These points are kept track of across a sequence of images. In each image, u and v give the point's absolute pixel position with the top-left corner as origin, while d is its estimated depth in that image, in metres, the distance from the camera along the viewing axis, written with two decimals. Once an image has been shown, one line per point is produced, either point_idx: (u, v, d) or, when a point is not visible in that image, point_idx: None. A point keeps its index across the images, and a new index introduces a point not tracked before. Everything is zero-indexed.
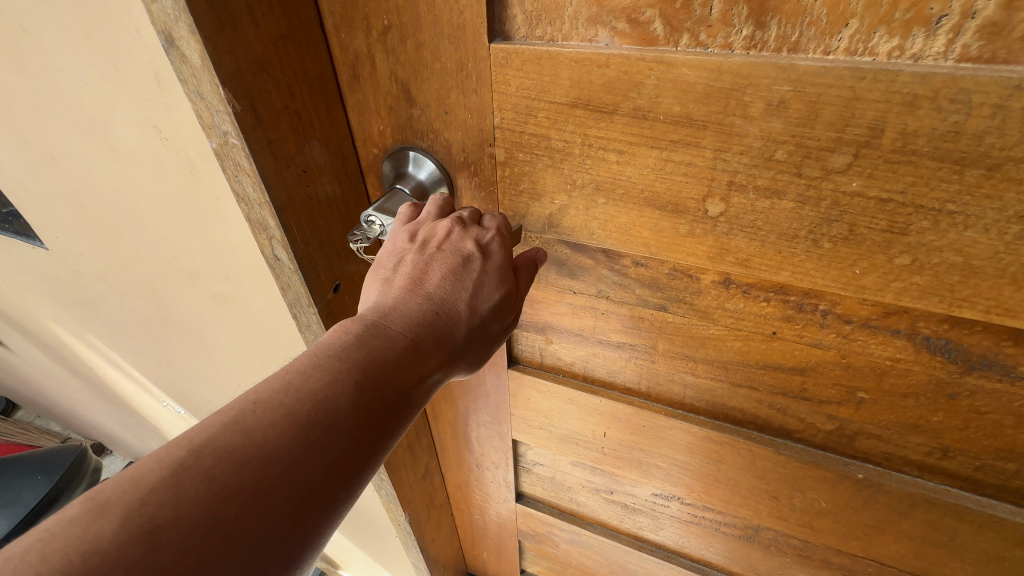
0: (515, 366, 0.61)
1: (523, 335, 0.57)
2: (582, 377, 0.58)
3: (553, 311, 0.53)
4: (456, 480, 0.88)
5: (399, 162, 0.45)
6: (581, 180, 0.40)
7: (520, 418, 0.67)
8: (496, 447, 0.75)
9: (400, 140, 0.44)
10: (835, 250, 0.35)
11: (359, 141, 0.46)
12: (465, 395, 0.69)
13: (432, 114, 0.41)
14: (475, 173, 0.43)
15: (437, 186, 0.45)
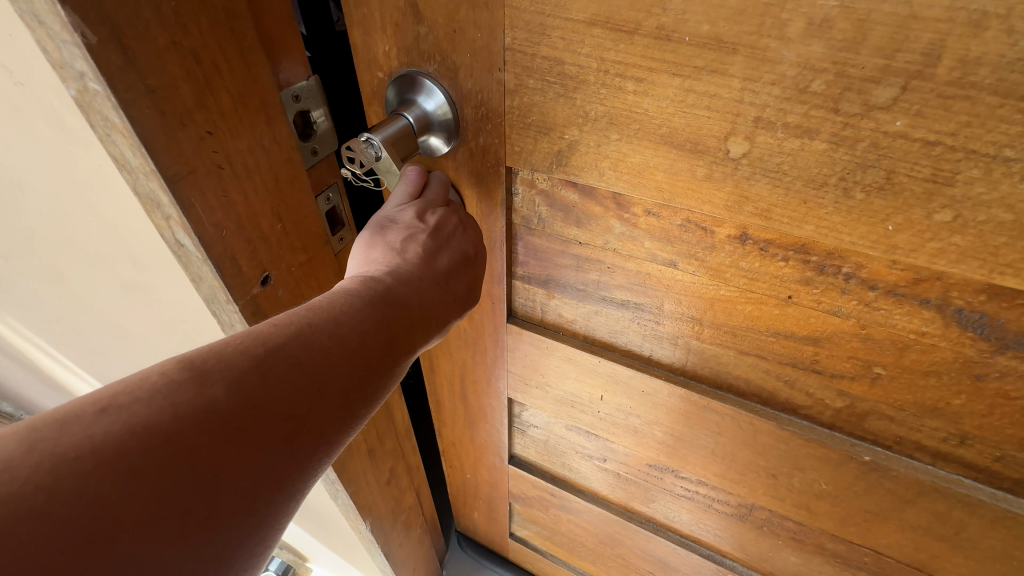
0: (514, 320, 0.59)
1: (525, 288, 0.55)
2: (583, 336, 0.56)
3: (557, 263, 0.50)
4: (450, 436, 0.88)
5: (406, 89, 0.42)
6: (594, 112, 0.37)
7: (517, 376, 0.65)
8: (492, 405, 0.74)
9: (405, 64, 0.41)
10: (867, 202, 0.32)
11: (363, 62, 0.43)
12: (463, 349, 0.67)
13: (439, 32, 0.38)
14: (483, 104, 0.41)
15: (444, 119, 0.43)
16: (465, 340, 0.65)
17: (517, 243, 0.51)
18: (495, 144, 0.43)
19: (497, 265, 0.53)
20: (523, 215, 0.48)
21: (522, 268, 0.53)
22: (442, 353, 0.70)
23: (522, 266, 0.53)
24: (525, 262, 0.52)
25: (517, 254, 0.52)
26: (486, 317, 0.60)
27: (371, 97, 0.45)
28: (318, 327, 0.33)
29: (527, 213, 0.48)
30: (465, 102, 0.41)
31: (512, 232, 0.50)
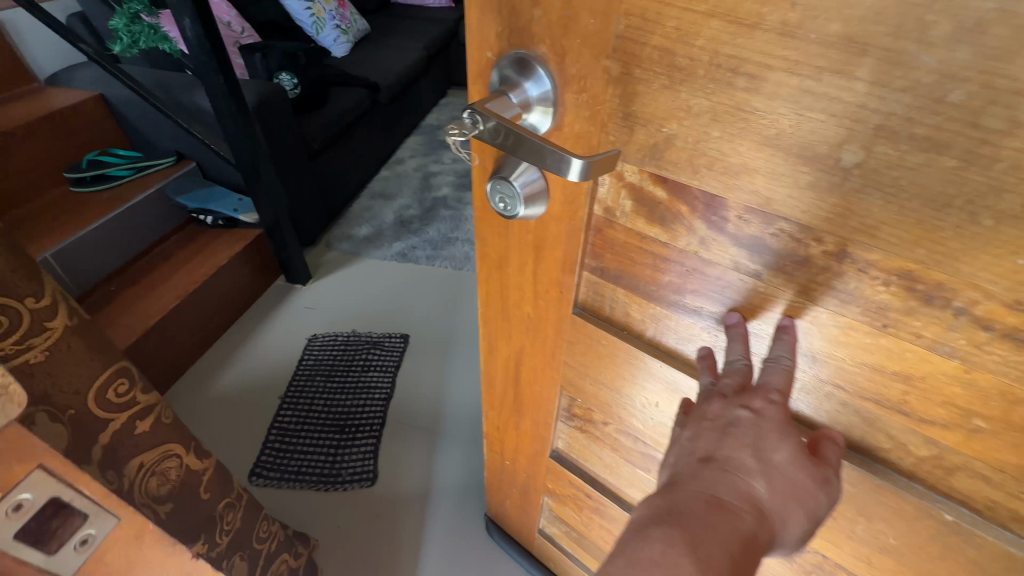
0: (579, 311, 0.59)
1: (597, 280, 0.55)
2: (647, 339, 0.55)
3: (633, 259, 0.50)
4: (495, 419, 0.90)
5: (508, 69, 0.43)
6: (698, 107, 0.36)
7: (573, 369, 0.66)
8: (542, 394, 0.74)
9: (514, 45, 0.42)
10: (996, 230, 0.29)
11: (475, 41, 0.45)
12: (523, 335, 0.68)
13: (553, 17, 0.39)
14: (584, 90, 0.41)
15: (541, 99, 0.43)
16: (525, 326, 0.66)
17: (593, 234, 0.51)
18: (589, 132, 0.43)
19: (570, 255, 0.53)
20: (607, 205, 0.48)
21: (595, 259, 0.53)
22: (499, 336, 0.71)
23: (595, 258, 0.53)
24: (599, 254, 0.52)
25: (592, 244, 0.52)
26: (551, 305, 0.60)
27: (475, 76, 0.47)
28: (632, 566, 0.36)
29: (611, 205, 0.48)
30: (565, 89, 0.42)
31: (590, 222, 0.50)
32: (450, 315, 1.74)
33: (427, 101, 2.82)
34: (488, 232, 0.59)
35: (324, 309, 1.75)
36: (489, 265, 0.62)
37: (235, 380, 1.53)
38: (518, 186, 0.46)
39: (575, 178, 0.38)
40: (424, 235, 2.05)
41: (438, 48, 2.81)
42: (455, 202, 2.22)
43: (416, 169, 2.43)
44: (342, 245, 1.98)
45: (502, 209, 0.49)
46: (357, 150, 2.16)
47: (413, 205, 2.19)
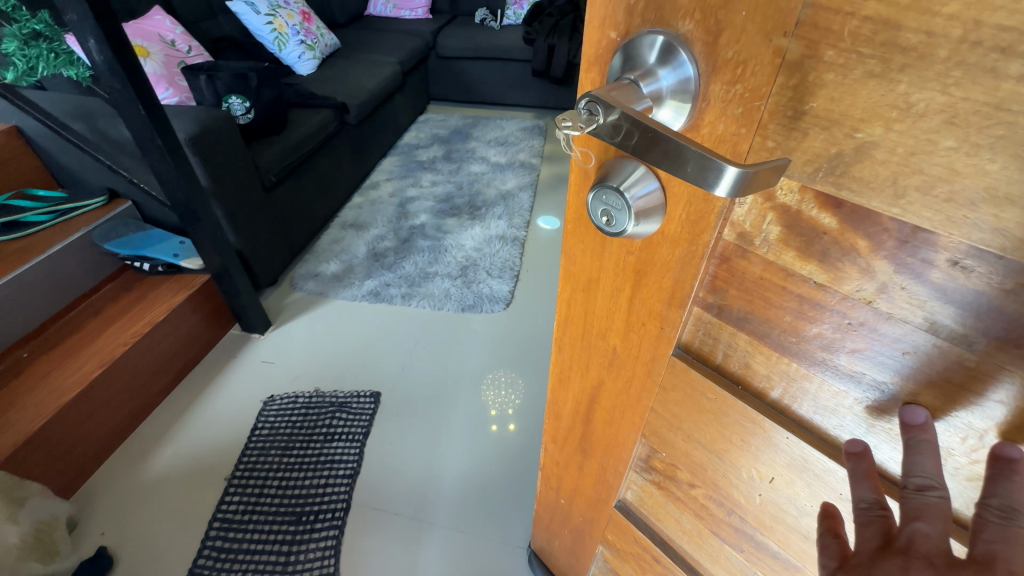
0: (680, 353, 0.49)
1: (712, 321, 0.44)
2: (770, 400, 0.44)
3: (769, 301, 0.39)
4: (554, 454, 0.80)
5: (639, 50, 0.33)
6: (924, 104, 0.25)
7: (661, 417, 0.56)
8: (618, 438, 0.64)
9: (648, 22, 0.33)
10: None
11: (597, 18, 0.36)
12: (604, 370, 0.58)
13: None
14: (739, 80, 0.30)
15: (678, 91, 0.32)
16: (608, 361, 0.57)
17: (715, 264, 0.41)
18: (735, 136, 0.32)
19: (682, 290, 0.43)
20: (742, 230, 0.38)
21: (712, 295, 0.43)
22: (574, 367, 0.62)
23: (713, 292, 0.43)
24: (719, 289, 0.42)
25: (711, 276, 0.42)
26: (647, 342, 0.50)
27: (590, 62, 0.38)
28: None
29: (749, 230, 0.37)
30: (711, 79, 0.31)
31: (714, 250, 0.40)
32: (412, 364, 1.61)
33: (401, 121, 2.76)
34: (579, 249, 0.50)
35: (282, 362, 1.61)
36: (574, 287, 0.53)
37: (176, 455, 1.37)
38: (632, 198, 0.37)
39: (722, 192, 0.29)
40: (400, 269, 1.94)
41: (412, 64, 2.77)
42: (431, 232, 2.13)
43: (390, 197, 2.35)
44: (307, 285, 1.87)
45: (607, 226, 0.40)
46: (327, 178, 2.09)
47: (387, 236, 2.11)
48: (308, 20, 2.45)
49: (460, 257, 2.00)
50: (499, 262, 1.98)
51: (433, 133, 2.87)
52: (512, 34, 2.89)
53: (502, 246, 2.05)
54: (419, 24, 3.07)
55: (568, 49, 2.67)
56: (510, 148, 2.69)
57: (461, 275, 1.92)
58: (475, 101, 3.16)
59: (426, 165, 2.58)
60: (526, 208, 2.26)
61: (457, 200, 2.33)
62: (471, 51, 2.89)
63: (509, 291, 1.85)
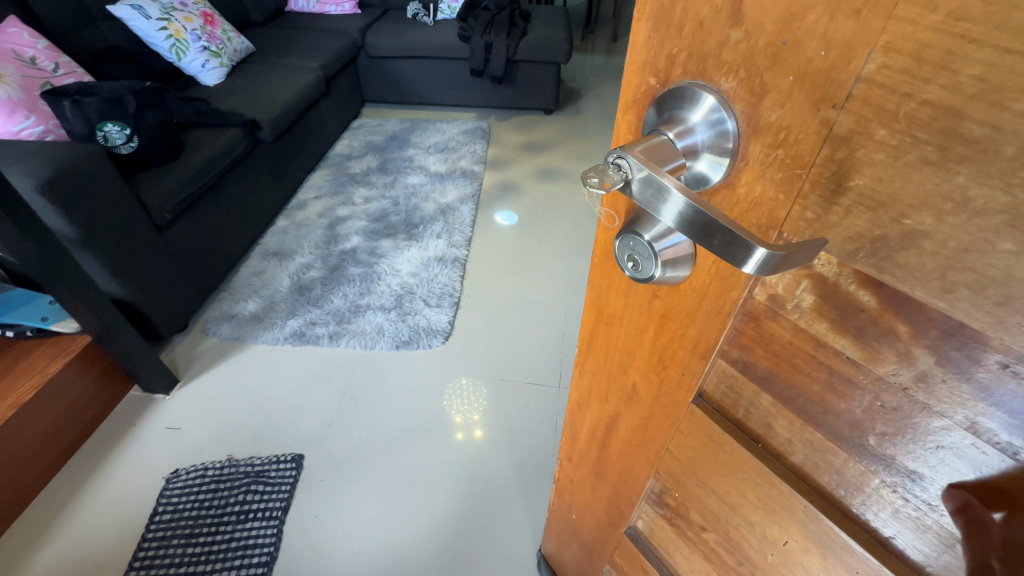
0: (700, 401, 0.47)
1: (733, 377, 0.42)
2: (791, 465, 0.42)
3: (797, 368, 0.37)
4: (570, 471, 0.80)
5: (678, 104, 0.31)
6: (982, 201, 0.23)
7: (674, 459, 0.54)
8: (633, 471, 0.63)
9: (690, 74, 0.30)
10: None
11: (636, 62, 0.33)
12: (625, 403, 0.57)
13: (758, 40, 0.26)
14: (779, 146, 0.28)
15: (714, 145, 0.30)
16: (627, 394, 0.55)
17: (739, 322, 0.38)
18: (773, 201, 0.30)
19: (705, 341, 0.41)
20: (773, 292, 0.35)
21: (734, 355, 0.40)
22: (594, 394, 0.62)
23: (738, 349, 0.40)
24: (742, 349, 0.40)
25: (734, 335, 0.39)
26: (670, 385, 0.48)
27: (627, 104, 0.36)
28: None
29: (780, 294, 0.35)
30: (754, 144, 0.29)
31: (741, 310, 0.37)
32: (332, 425, 1.37)
33: (328, 131, 2.42)
34: (605, 285, 0.48)
35: (189, 430, 1.35)
36: (598, 319, 0.52)
37: (61, 555, 1.13)
38: (659, 247, 0.35)
39: (751, 272, 0.27)
40: (329, 304, 1.65)
41: (338, 68, 2.45)
42: (363, 257, 1.84)
43: (318, 217, 2.06)
44: (223, 329, 1.57)
45: (632, 271, 0.38)
46: (244, 199, 1.78)
47: (313, 265, 1.80)
48: (212, 24, 2.03)
49: (394, 285, 1.72)
50: (437, 287, 1.71)
51: (367, 141, 2.57)
52: (445, 30, 2.67)
53: (441, 269, 1.78)
54: (346, 20, 2.77)
55: (506, 45, 2.54)
56: (449, 155, 2.46)
57: (395, 306, 1.64)
58: (410, 102, 2.91)
59: (359, 179, 2.29)
60: (467, 223, 2.01)
61: (391, 218, 2.05)
62: (402, 50, 2.65)
63: (450, 322, 1.61)
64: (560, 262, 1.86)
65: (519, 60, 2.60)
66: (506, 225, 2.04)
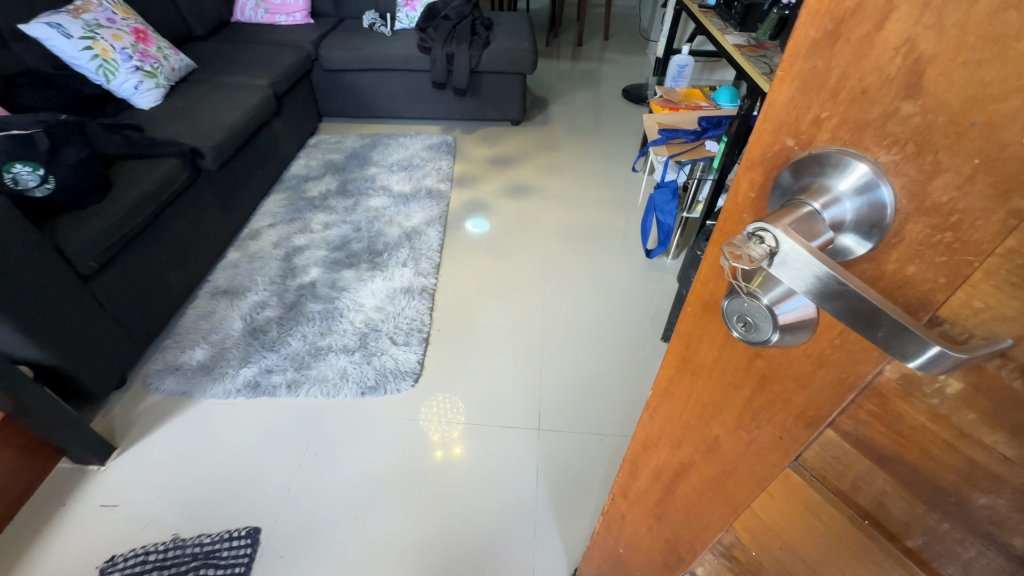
0: (796, 465, 0.39)
1: (841, 448, 0.34)
2: (906, 552, 0.33)
3: (927, 453, 0.29)
4: (622, 507, 0.71)
5: (823, 170, 0.24)
6: None
7: (755, 517, 0.47)
8: (701, 521, 0.55)
9: (835, 146, 0.24)
10: None
11: (768, 120, 0.26)
12: (702, 455, 0.49)
13: (939, 117, 0.20)
14: (949, 233, 0.22)
15: (867, 219, 0.24)
16: (706, 446, 0.48)
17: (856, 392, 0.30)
18: (931, 283, 0.23)
19: (815, 411, 0.33)
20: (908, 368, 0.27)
21: (844, 427, 0.33)
22: (663, 439, 0.54)
23: (854, 422, 0.32)
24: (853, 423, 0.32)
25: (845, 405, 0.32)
26: (764, 447, 0.40)
27: (751, 160, 0.28)
28: None
29: (920, 374, 0.27)
30: (921, 227, 0.22)
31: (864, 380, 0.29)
32: (297, 487, 1.24)
33: (283, 152, 2.26)
34: (696, 333, 0.40)
35: (131, 504, 1.19)
36: (681, 367, 0.45)
37: None
38: (777, 309, 0.28)
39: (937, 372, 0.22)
40: (286, 348, 1.52)
41: (291, 84, 2.28)
42: (324, 291, 1.70)
43: (273, 247, 1.90)
44: (166, 384, 1.41)
45: (742, 334, 0.31)
46: (185, 235, 1.62)
47: (268, 303, 1.66)
48: (145, 41, 1.86)
49: (358, 322, 1.60)
50: (405, 322, 1.61)
51: (325, 160, 2.42)
52: (403, 40, 2.54)
53: (408, 301, 1.68)
54: (297, 31, 2.60)
55: (468, 55, 2.45)
56: (414, 172, 2.34)
57: (360, 346, 1.53)
58: (370, 116, 2.78)
59: (318, 202, 2.14)
60: (435, 248, 1.91)
61: (354, 245, 1.92)
62: (358, 63, 2.50)
63: (420, 361, 1.51)
64: (537, 286, 1.80)
65: (482, 70, 2.52)
66: (477, 248, 1.95)
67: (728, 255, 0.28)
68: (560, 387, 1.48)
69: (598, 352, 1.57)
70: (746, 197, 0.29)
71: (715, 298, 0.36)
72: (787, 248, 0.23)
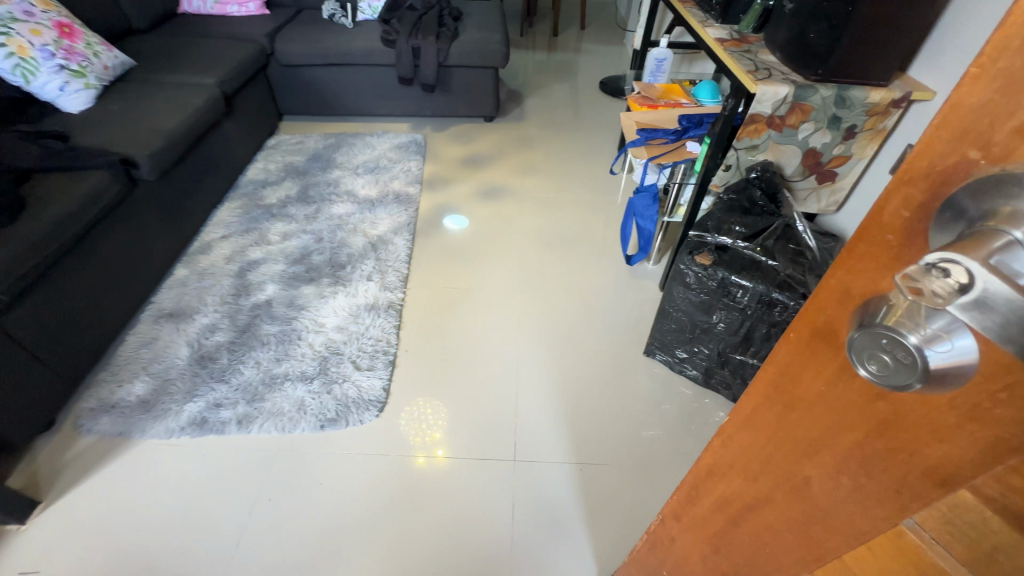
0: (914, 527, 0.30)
1: (980, 514, 0.26)
2: None
3: None
4: (672, 530, 0.61)
5: (1018, 191, 0.18)
6: None
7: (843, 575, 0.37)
8: (773, 566, 0.45)
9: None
10: None
11: (939, 129, 0.20)
12: (785, 500, 0.39)
13: None
14: None
15: None
16: (794, 490, 0.38)
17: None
18: None
19: (955, 467, 0.26)
20: None
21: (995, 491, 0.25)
22: (731, 470, 0.44)
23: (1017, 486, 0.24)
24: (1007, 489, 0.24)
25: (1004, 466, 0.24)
26: (871, 501, 0.31)
27: (911, 174, 0.22)
28: None
29: None
30: None
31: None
32: (248, 539, 1.12)
33: (237, 156, 2.09)
34: (801, 359, 0.31)
35: (54, 571, 1.05)
36: (770, 397, 0.35)
37: None
38: (929, 354, 0.21)
39: None
40: (238, 377, 1.38)
41: (243, 82, 2.11)
42: (280, 311, 1.57)
43: (225, 262, 1.75)
44: (100, 424, 1.27)
45: (873, 374, 0.24)
46: (120, 255, 1.46)
47: (219, 326, 1.52)
48: (71, 36, 1.67)
49: (318, 345, 1.47)
50: (369, 344, 1.49)
51: (285, 162, 2.26)
52: (366, 33, 2.37)
53: (373, 319, 1.56)
54: (251, 23, 2.41)
55: (436, 49, 2.31)
56: (381, 175, 2.20)
57: (320, 373, 1.40)
58: (334, 114, 2.61)
59: (276, 210, 1.98)
60: (403, 258, 1.79)
61: (314, 257, 1.78)
62: (318, 57, 2.34)
63: (386, 387, 1.39)
64: (514, 298, 1.69)
65: (451, 64, 2.38)
66: (449, 257, 1.83)
67: (901, 286, 0.21)
68: (539, 412, 1.38)
69: (578, 370, 1.48)
70: (900, 215, 0.23)
71: (837, 316, 0.27)
72: (980, 284, 0.17)
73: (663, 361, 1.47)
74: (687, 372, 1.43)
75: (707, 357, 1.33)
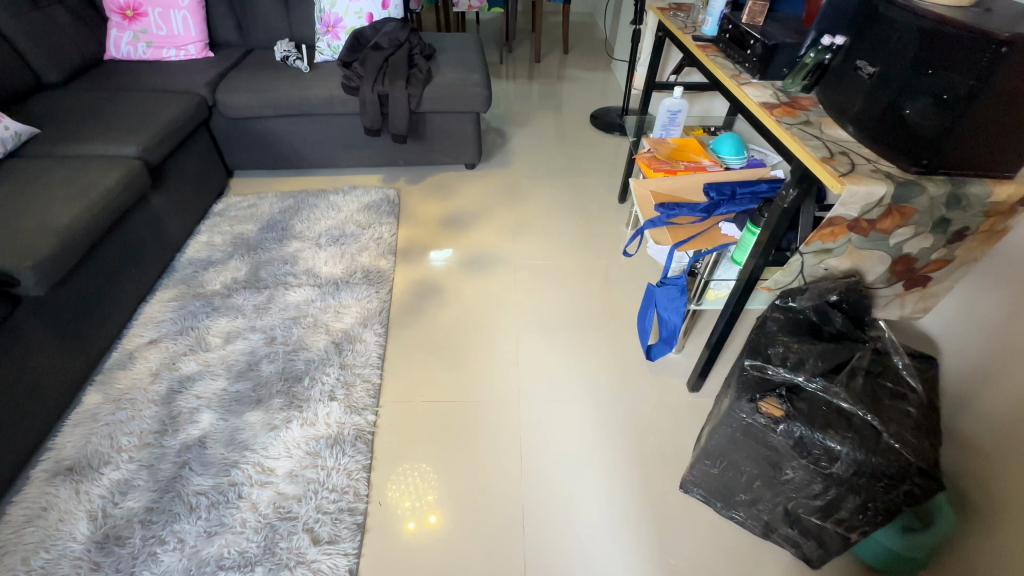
0: None
1: None
2: None
3: None
4: None
5: None
6: None
7: None
8: None
9: None
10: None
11: None
12: None
13: None
14: None
15: None
16: None
17: None
18: None
19: None
20: None
21: None
22: None
23: None
24: None
25: None
26: None
27: None
28: None
29: None
30: None
31: None
32: None
33: (171, 233, 1.75)
34: None
35: None
36: None
37: None
38: None
39: None
40: (152, 568, 1.04)
41: (177, 143, 1.78)
42: (217, 455, 1.22)
43: (150, 380, 1.40)
44: None
45: None
46: None
47: (135, 483, 1.17)
48: None
49: (263, 506, 1.14)
50: (329, 499, 1.15)
51: (234, 233, 1.92)
52: (324, 78, 2.06)
53: (335, 460, 1.22)
54: (189, 70, 2.07)
55: (407, 95, 2.00)
56: (347, 246, 1.87)
57: (264, 553, 1.06)
58: (294, 168, 2.28)
59: (218, 301, 1.64)
60: (374, 362, 1.46)
61: (264, 367, 1.44)
62: (269, 108, 2.01)
63: (353, 568, 1.06)
64: (513, 412, 1.37)
65: (425, 110, 2.07)
66: (431, 357, 1.50)
67: None
68: (551, 564, 1.10)
69: (599, 519, 1.16)
70: None
71: None
72: None
73: (704, 499, 1.17)
74: (736, 517, 1.13)
75: (770, 512, 1.03)
